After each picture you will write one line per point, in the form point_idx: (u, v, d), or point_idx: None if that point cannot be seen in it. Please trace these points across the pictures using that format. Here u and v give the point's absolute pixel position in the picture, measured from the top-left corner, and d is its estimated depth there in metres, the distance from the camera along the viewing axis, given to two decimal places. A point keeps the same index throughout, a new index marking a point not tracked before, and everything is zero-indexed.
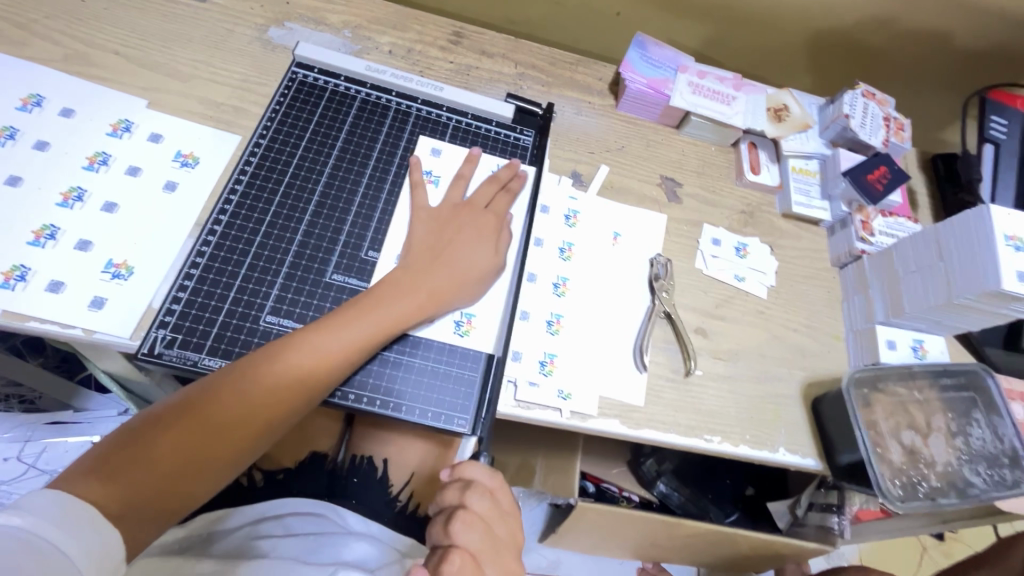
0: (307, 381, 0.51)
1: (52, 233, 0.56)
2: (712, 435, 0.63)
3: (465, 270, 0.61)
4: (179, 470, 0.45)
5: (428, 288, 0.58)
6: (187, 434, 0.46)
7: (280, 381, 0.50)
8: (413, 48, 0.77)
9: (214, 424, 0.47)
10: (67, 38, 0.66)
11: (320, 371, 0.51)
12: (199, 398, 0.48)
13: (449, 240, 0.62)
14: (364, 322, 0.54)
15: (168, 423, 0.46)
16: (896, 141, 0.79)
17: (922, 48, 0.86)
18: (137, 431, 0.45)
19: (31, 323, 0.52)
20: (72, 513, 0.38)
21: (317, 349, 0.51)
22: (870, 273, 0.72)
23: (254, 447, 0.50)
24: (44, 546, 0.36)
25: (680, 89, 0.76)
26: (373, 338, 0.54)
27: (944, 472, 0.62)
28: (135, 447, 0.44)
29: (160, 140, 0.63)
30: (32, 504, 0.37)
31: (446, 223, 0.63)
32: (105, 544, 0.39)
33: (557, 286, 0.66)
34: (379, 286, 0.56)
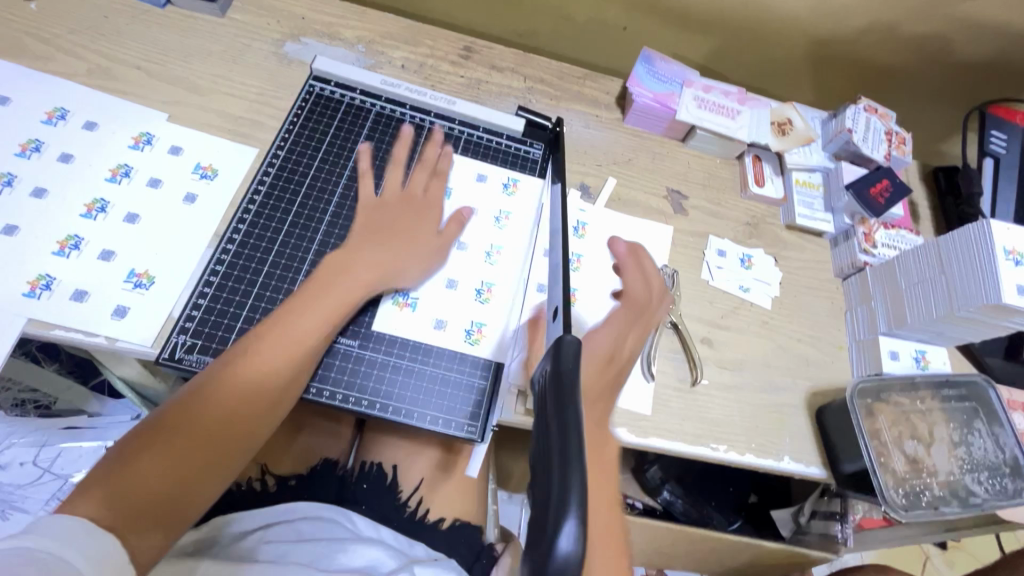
0: (278, 371, 0.51)
1: (76, 243, 0.57)
2: (717, 444, 0.64)
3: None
4: (168, 486, 0.44)
5: (378, 268, 0.59)
6: (176, 445, 0.45)
7: (255, 378, 0.50)
8: (425, 62, 0.79)
9: (193, 435, 0.46)
10: (90, 53, 0.68)
11: (284, 362, 0.52)
12: (169, 414, 0.46)
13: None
14: (317, 308, 0.54)
15: (146, 441, 0.44)
16: (898, 155, 0.81)
17: (922, 61, 0.88)
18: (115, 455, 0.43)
19: (57, 331, 0.54)
20: (84, 522, 0.38)
21: (275, 341, 0.52)
22: (872, 285, 0.73)
23: (238, 457, 0.49)
24: (58, 564, 0.35)
25: (686, 103, 0.78)
26: (330, 320, 0.55)
27: (946, 480, 0.63)
28: (118, 469, 0.42)
29: (180, 152, 0.65)
30: (44, 526, 0.37)
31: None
32: (114, 554, 0.38)
33: None
34: (330, 272, 0.57)
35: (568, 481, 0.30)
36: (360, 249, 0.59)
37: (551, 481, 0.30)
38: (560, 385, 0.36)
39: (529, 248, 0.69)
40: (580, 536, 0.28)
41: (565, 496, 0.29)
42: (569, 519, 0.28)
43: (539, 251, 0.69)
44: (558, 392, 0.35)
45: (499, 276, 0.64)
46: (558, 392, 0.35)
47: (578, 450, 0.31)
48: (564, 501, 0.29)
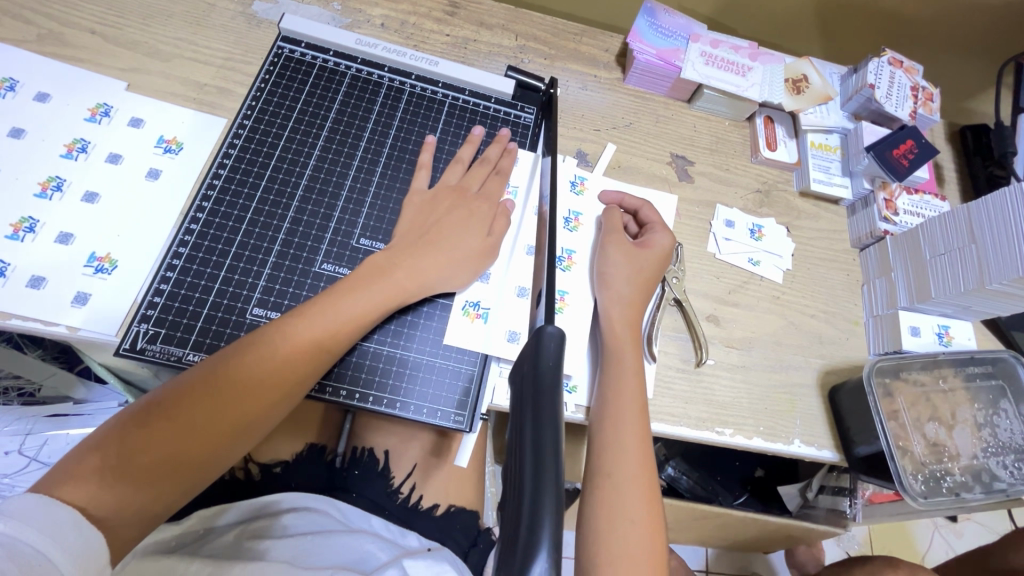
0: (287, 371, 0.48)
1: (31, 226, 0.53)
2: (723, 428, 0.60)
3: (458, 259, 0.57)
4: (162, 471, 0.43)
5: (416, 271, 0.55)
6: (168, 431, 0.44)
7: (260, 372, 0.47)
8: (407, 20, 0.73)
9: (194, 420, 0.45)
10: (40, 17, 0.63)
11: (309, 358, 0.49)
12: (180, 390, 0.45)
13: (438, 225, 0.58)
14: (351, 309, 0.51)
15: (151, 418, 0.44)
16: (924, 113, 0.74)
17: (954, 11, 0.81)
18: (119, 427, 0.43)
19: (13, 320, 0.50)
20: (55, 515, 0.38)
21: (305, 338, 0.49)
22: (893, 255, 0.68)
23: (239, 441, 0.48)
24: (24, 550, 0.35)
25: (692, 60, 0.71)
26: (349, 327, 0.51)
27: (969, 465, 0.59)
28: (116, 444, 0.42)
29: (141, 125, 0.60)
30: (13, 508, 0.36)
31: (439, 210, 0.59)
32: (89, 546, 0.38)
33: (564, 260, 0.63)
34: (364, 269, 0.54)
35: (543, 476, 0.29)
36: (402, 242, 0.56)
37: (524, 476, 0.29)
38: (538, 372, 0.35)
39: (520, 225, 0.64)
40: (555, 563, 0.26)
41: (536, 519, 0.27)
42: (541, 538, 0.26)
43: (527, 225, 0.64)
44: (535, 383, 0.34)
45: (488, 257, 0.59)
46: (535, 380, 0.34)
47: (554, 442, 0.31)
48: (538, 507, 0.27)
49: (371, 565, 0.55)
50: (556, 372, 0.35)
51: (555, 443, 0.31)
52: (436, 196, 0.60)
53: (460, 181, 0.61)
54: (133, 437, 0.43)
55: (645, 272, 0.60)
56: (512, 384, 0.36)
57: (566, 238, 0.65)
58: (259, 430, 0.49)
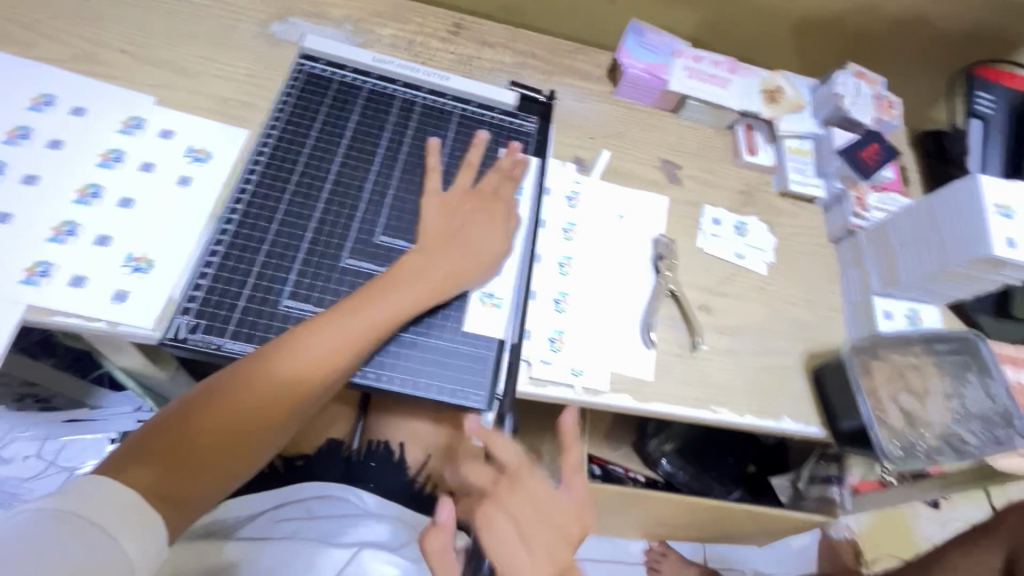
0: (325, 364, 0.52)
1: (71, 229, 0.57)
2: (718, 406, 0.65)
3: (475, 255, 0.62)
4: (215, 454, 0.47)
5: (440, 265, 0.60)
6: (218, 419, 0.48)
7: (299, 365, 0.51)
8: (414, 40, 0.79)
9: (241, 408, 0.49)
10: (72, 38, 0.67)
11: (345, 349, 0.53)
12: (228, 382, 0.50)
13: (456, 225, 0.63)
14: (382, 305, 0.55)
15: (202, 406, 0.48)
16: (887, 119, 0.81)
17: (909, 31, 0.89)
18: (173, 417, 0.47)
19: (56, 316, 0.53)
20: (112, 496, 0.40)
21: (342, 334, 0.53)
22: (866, 247, 0.74)
23: (283, 430, 0.52)
24: (90, 529, 0.38)
25: (677, 74, 0.79)
26: (383, 325, 0.55)
27: (940, 431, 0.65)
28: (174, 431, 0.47)
29: (170, 136, 0.64)
30: (78, 491, 0.39)
31: (455, 211, 0.64)
32: (146, 527, 0.41)
33: (562, 266, 0.68)
34: (395, 269, 0.58)
35: None
36: (423, 243, 0.61)
37: None
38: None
39: (529, 223, 0.70)
40: None
41: None
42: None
43: (533, 223, 0.70)
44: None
45: (500, 250, 0.64)
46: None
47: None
48: None
49: (393, 544, 0.57)
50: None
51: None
52: (453, 200, 0.65)
53: (473, 187, 0.66)
54: (188, 425, 0.47)
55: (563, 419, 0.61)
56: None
57: (568, 234, 0.70)
58: (300, 417, 0.53)
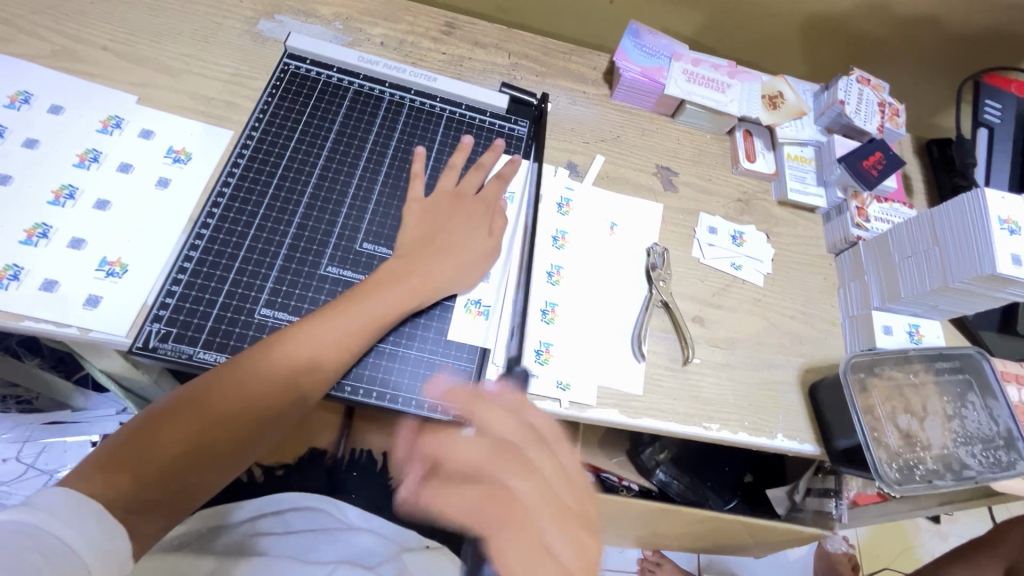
0: (308, 369, 0.51)
1: (44, 232, 0.55)
2: (710, 423, 0.63)
3: (460, 261, 0.60)
4: (182, 467, 0.44)
5: (426, 272, 0.58)
6: (192, 425, 0.46)
7: (282, 370, 0.50)
8: (405, 39, 0.77)
9: (213, 418, 0.47)
10: (53, 34, 0.65)
11: (322, 356, 0.51)
12: (205, 388, 0.47)
13: (443, 231, 0.61)
14: (370, 308, 0.54)
15: (170, 417, 0.45)
16: (891, 127, 0.79)
17: (915, 35, 0.87)
18: (143, 424, 0.45)
19: (25, 322, 0.52)
20: (82, 507, 0.38)
21: (326, 338, 0.52)
22: (866, 259, 0.72)
23: (260, 437, 0.50)
24: (49, 541, 0.36)
25: (675, 77, 0.76)
26: (368, 330, 0.54)
27: (940, 454, 0.62)
28: (138, 442, 0.43)
29: (151, 136, 0.63)
30: (45, 501, 0.37)
31: (442, 216, 0.62)
32: (113, 541, 0.38)
33: (552, 275, 0.66)
34: (380, 274, 0.56)
35: None
36: (405, 250, 0.59)
37: None
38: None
39: (516, 225, 0.68)
40: None
41: None
42: None
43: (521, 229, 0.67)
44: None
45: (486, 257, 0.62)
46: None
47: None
48: None
49: (373, 560, 0.55)
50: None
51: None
52: (437, 203, 0.63)
53: (458, 192, 0.64)
54: (153, 436, 0.44)
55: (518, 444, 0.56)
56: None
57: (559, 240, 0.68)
58: (272, 431, 0.51)
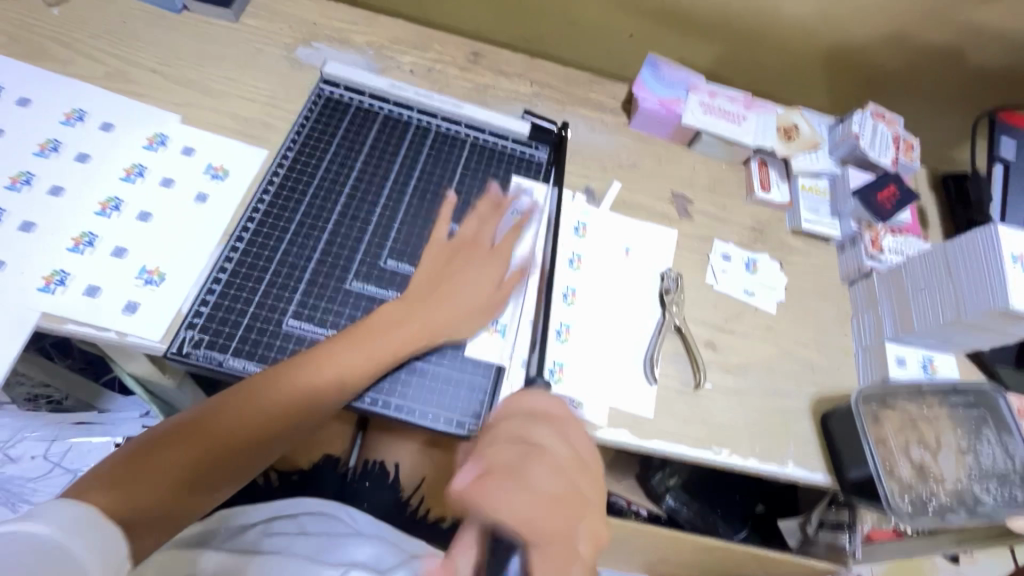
0: (315, 398, 0.54)
1: (90, 240, 0.59)
2: (720, 447, 0.64)
3: (471, 299, 0.61)
4: (184, 494, 0.48)
5: (438, 314, 0.59)
6: (197, 446, 0.49)
7: (290, 398, 0.53)
8: (433, 67, 0.81)
9: (219, 438, 0.50)
10: (107, 57, 0.70)
11: (325, 395, 0.54)
12: (213, 410, 0.51)
13: (460, 273, 0.62)
14: (379, 345, 0.56)
15: (177, 438, 0.49)
16: (905, 161, 0.80)
17: (926, 67, 0.90)
18: (151, 443, 0.48)
19: (68, 325, 0.55)
20: (88, 524, 0.40)
21: (335, 370, 0.54)
22: (879, 290, 0.73)
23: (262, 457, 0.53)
24: (62, 559, 0.37)
25: (691, 108, 0.79)
26: (374, 364, 0.56)
27: (953, 488, 0.62)
28: (147, 467, 0.46)
29: (192, 153, 0.66)
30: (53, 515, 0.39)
31: (452, 260, 0.63)
32: (111, 549, 0.40)
33: (566, 296, 0.68)
34: (393, 312, 0.58)
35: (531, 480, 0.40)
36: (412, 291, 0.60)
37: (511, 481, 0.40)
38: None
39: (540, 236, 0.70)
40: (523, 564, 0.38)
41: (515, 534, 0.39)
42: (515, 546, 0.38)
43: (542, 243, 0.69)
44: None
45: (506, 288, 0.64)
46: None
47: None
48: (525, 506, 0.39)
49: (383, 568, 0.56)
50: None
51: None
52: (446, 243, 0.64)
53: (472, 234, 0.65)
54: (164, 461, 0.47)
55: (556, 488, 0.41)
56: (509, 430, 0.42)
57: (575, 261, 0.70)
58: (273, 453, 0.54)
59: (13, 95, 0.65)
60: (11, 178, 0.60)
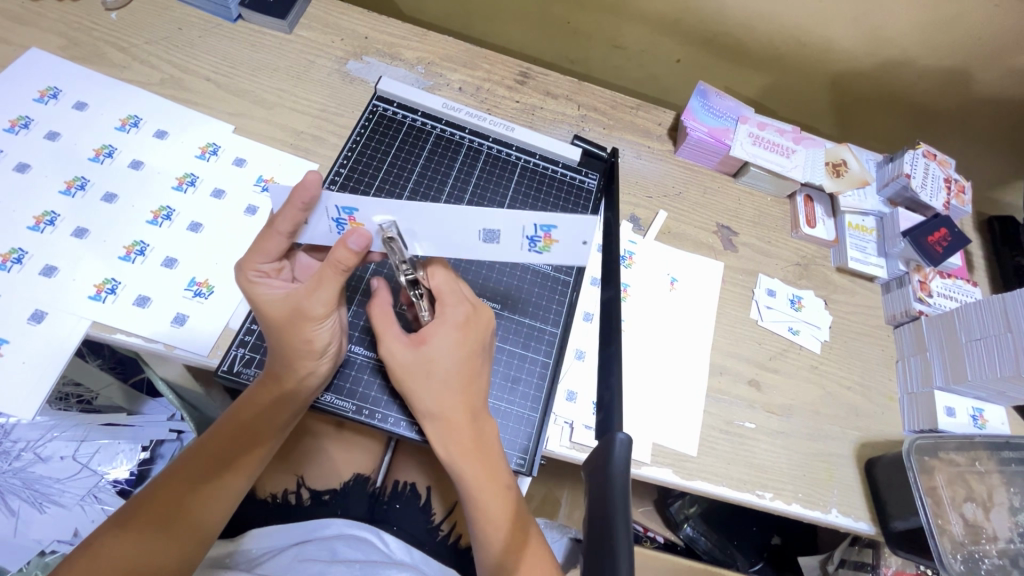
0: (247, 430, 0.52)
1: (142, 249, 0.59)
2: (763, 491, 0.62)
3: (317, 361, 0.52)
4: (197, 521, 0.49)
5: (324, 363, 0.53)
6: (188, 479, 0.50)
7: (219, 434, 0.52)
8: (482, 86, 0.80)
9: (206, 467, 0.51)
10: (163, 63, 0.70)
11: (255, 423, 0.52)
12: (212, 441, 0.52)
13: (289, 351, 0.50)
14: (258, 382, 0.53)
15: (175, 473, 0.50)
16: (957, 204, 0.79)
17: (976, 108, 0.89)
18: (160, 480, 0.50)
19: (117, 335, 0.55)
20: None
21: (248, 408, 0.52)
22: (928, 334, 0.71)
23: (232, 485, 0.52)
24: None
25: (741, 140, 0.77)
26: (276, 401, 0.52)
27: (1005, 548, 0.61)
28: (148, 501, 0.49)
29: (243, 164, 0.66)
30: None
31: (290, 343, 0.50)
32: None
33: None
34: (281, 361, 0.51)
35: (615, 520, 0.35)
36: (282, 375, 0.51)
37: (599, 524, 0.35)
38: (609, 468, 0.39)
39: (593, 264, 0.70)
40: None
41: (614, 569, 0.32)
42: None
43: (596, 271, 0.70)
44: (604, 487, 0.38)
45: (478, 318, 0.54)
46: (605, 478, 0.39)
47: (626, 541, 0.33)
48: (615, 550, 0.33)
49: None
50: (628, 467, 0.39)
51: (628, 536, 0.34)
52: (300, 352, 0.50)
53: (293, 301, 0.48)
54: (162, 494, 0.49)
55: (472, 364, 0.53)
56: (588, 493, 0.39)
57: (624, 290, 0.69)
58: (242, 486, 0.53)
59: (71, 99, 0.65)
60: (66, 183, 0.60)
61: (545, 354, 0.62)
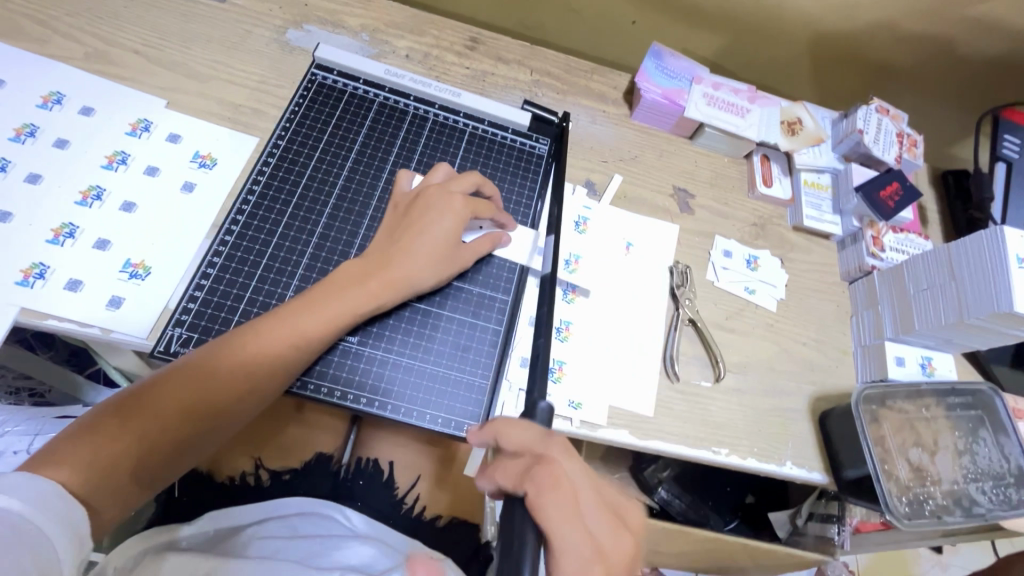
0: (242, 378, 0.49)
1: (71, 232, 0.56)
2: (719, 447, 0.63)
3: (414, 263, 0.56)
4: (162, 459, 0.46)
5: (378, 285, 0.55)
6: (150, 426, 0.45)
7: (231, 372, 0.48)
8: (430, 53, 0.78)
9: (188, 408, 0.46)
10: (87, 36, 0.67)
11: (262, 367, 0.49)
12: (189, 374, 0.47)
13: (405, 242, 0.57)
14: (296, 319, 0.51)
15: (133, 408, 0.45)
16: (909, 158, 0.79)
17: (931, 64, 0.89)
18: (113, 411, 0.44)
19: (49, 321, 0.53)
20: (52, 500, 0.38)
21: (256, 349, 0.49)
22: (880, 288, 0.72)
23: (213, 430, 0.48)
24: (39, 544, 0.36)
25: (695, 100, 0.77)
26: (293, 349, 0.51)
27: (950, 489, 0.63)
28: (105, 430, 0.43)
29: (178, 140, 0.63)
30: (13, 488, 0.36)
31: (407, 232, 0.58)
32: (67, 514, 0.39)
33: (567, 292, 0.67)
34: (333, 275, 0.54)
35: None
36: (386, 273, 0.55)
37: None
38: None
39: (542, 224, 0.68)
40: None
41: None
42: None
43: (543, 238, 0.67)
44: None
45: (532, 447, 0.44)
46: None
47: None
48: None
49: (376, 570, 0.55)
50: None
51: None
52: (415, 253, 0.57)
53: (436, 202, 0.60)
54: (124, 431, 0.44)
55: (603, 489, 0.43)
56: None
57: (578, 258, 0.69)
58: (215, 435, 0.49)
59: None
60: None
61: (496, 322, 0.62)
